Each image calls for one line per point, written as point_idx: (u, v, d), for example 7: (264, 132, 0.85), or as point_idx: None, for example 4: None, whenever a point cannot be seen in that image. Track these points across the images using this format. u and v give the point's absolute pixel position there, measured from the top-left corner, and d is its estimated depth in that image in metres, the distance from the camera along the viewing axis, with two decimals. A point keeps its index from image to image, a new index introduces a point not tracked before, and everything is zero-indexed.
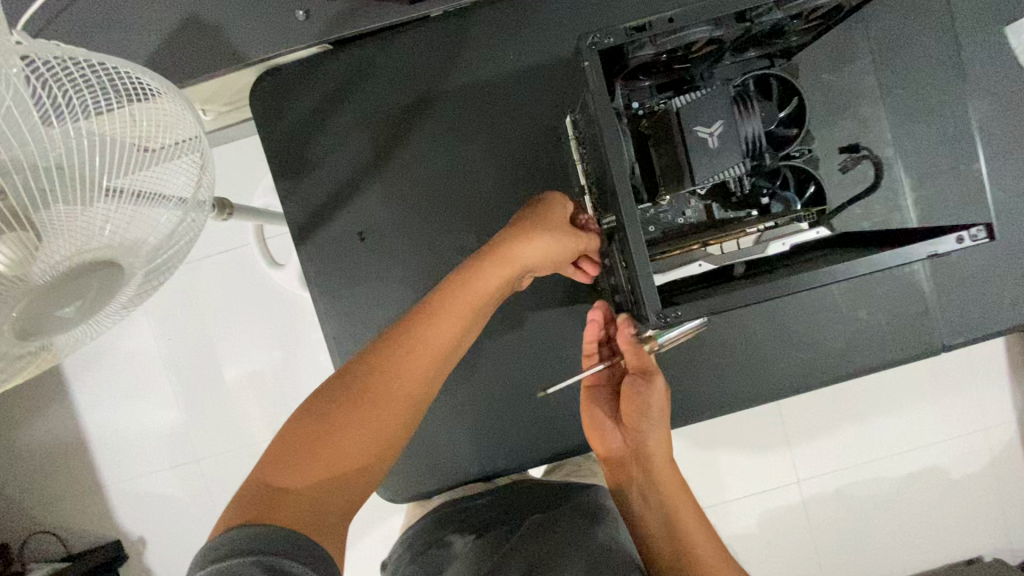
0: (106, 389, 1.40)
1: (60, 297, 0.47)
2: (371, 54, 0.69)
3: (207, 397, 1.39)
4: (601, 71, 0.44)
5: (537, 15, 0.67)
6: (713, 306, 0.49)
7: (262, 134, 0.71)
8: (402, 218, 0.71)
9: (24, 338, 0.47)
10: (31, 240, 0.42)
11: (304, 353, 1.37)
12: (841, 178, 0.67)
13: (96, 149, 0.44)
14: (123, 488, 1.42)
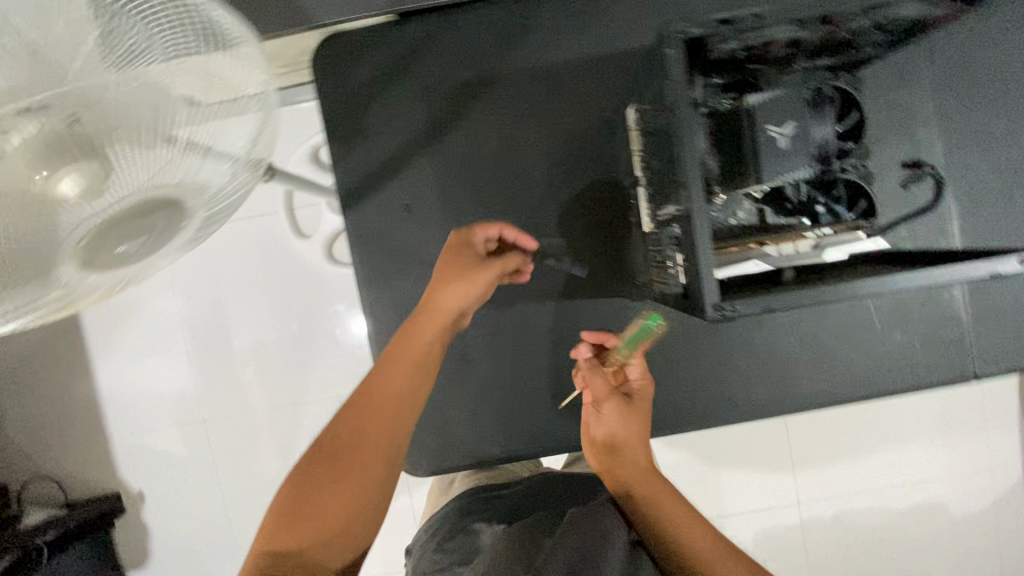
0: (119, 341, 1.40)
1: (128, 231, 0.48)
2: (435, 29, 0.69)
3: (220, 359, 1.39)
4: (682, 61, 0.44)
5: (605, 4, 0.67)
6: (771, 304, 0.48)
7: (320, 97, 0.71)
8: (447, 196, 0.72)
9: (90, 268, 0.49)
10: (99, 171, 0.43)
11: (320, 326, 1.37)
12: (899, 196, 0.65)
13: (151, 96, 0.43)
14: (128, 441, 1.42)
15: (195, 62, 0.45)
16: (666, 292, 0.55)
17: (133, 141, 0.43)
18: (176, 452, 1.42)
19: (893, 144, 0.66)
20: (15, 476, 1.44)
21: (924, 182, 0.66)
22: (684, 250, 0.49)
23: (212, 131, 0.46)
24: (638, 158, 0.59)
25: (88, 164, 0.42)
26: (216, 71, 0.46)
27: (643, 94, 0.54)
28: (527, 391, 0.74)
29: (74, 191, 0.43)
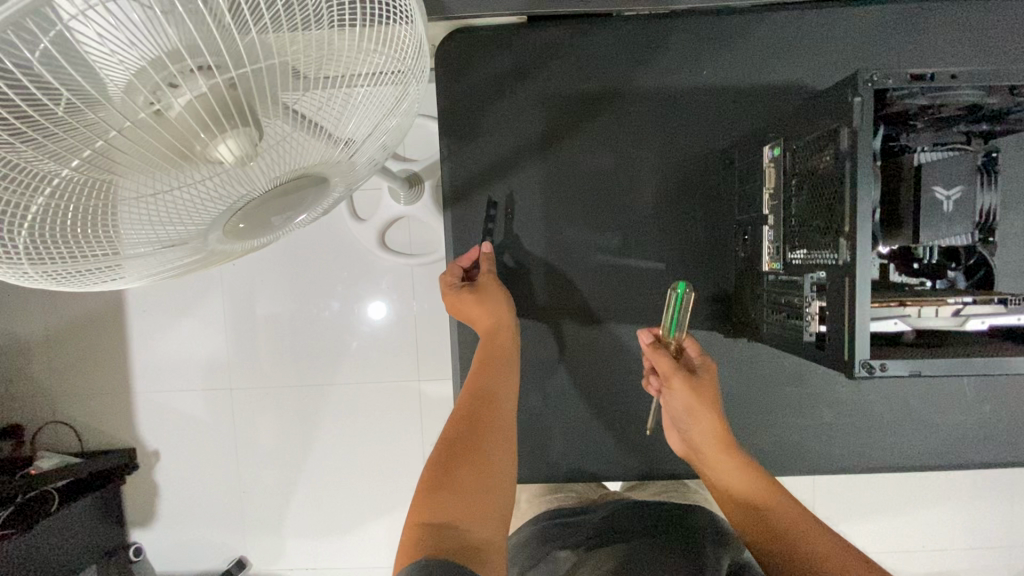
0: (154, 296, 1.36)
1: (271, 200, 0.47)
2: (567, 37, 0.68)
3: (255, 328, 1.36)
4: (869, 109, 0.43)
5: (743, 36, 0.67)
6: (923, 367, 0.45)
7: (438, 87, 0.70)
8: (553, 204, 0.71)
9: (228, 233, 0.48)
10: (253, 132, 0.40)
11: (361, 310, 1.35)
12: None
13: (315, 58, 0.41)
14: (148, 399, 1.39)
15: (355, 35, 0.42)
16: (790, 336, 0.54)
17: (280, 102, 0.41)
18: (197, 417, 1.39)
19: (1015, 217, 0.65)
20: (28, 419, 1.40)
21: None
22: (830, 299, 0.47)
23: (356, 107, 0.46)
24: (768, 197, 0.59)
25: (246, 130, 0.39)
26: (372, 45, 0.44)
27: (794, 135, 0.53)
28: (600, 409, 0.74)
29: (229, 155, 0.40)
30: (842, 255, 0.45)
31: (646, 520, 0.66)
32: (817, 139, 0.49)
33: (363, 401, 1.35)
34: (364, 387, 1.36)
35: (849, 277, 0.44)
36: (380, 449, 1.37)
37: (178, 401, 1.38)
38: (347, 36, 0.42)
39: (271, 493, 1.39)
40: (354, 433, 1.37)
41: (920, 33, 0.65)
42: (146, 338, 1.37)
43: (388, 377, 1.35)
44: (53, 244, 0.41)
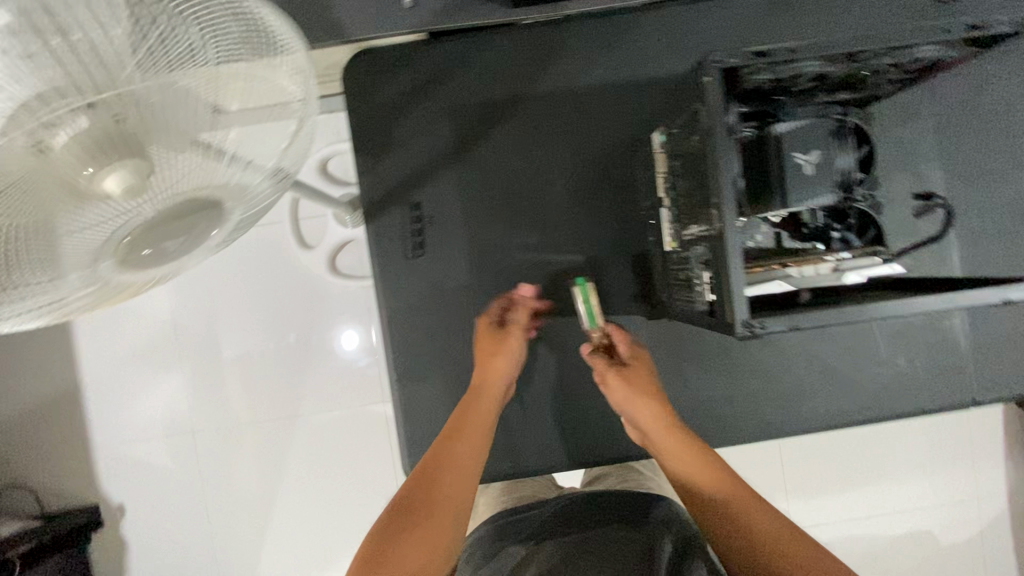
0: (108, 347, 1.34)
1: (165, 228, 0.48)
2: (467, 50, 0.72)
3: (214, 369, 1.34)
4: (720, 88, 0.46)
5: (632, 34, 0.71)
6: (798, 322, 0.48)
7: (349, 108, 0.73)
8: (472, 209, 0.73)
9: (123, 266, 0.48)
10: (144, 164, 0.42)
11: (319, 339, 1.34)
12: (904, 224, 0.70)
13: (199, 97, 0.43)
14: (108, 452, 1.35)
15: (242, 65, 0.45)
16: (690, 310, 0.57)
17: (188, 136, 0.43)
18: (161, 465, 1.35)
19: (898, 178, 0.71)
20: None
21: (934, 211, 0.70)
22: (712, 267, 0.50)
23: (248, 138, 0.46)
24: (664, 181, 0.61)
25: (134, 162, 0.42)
26: (263, 76, 0.46)
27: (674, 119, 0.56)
28: (540, 403, 0.75)
29: (118, 188, 0.42)
30: (716, 225, 0.48)
31: (596, 506, 0.67)
32: (688, 121, 0.52)
33: (328, 429, 1.34)
34: (328, 414, 1.35)
35: (721, 247, 0.47)
36: (350, 475, 1.35)
37: (140, 451, 1.35)
38: (234, 66, 0.44)
39: (245, 534, 1.36)
40: (322, 461, 1.35)
41: (790, 17, 0.69)
42: (103, 391, 1.34)
43: (351, 400, 1.35)
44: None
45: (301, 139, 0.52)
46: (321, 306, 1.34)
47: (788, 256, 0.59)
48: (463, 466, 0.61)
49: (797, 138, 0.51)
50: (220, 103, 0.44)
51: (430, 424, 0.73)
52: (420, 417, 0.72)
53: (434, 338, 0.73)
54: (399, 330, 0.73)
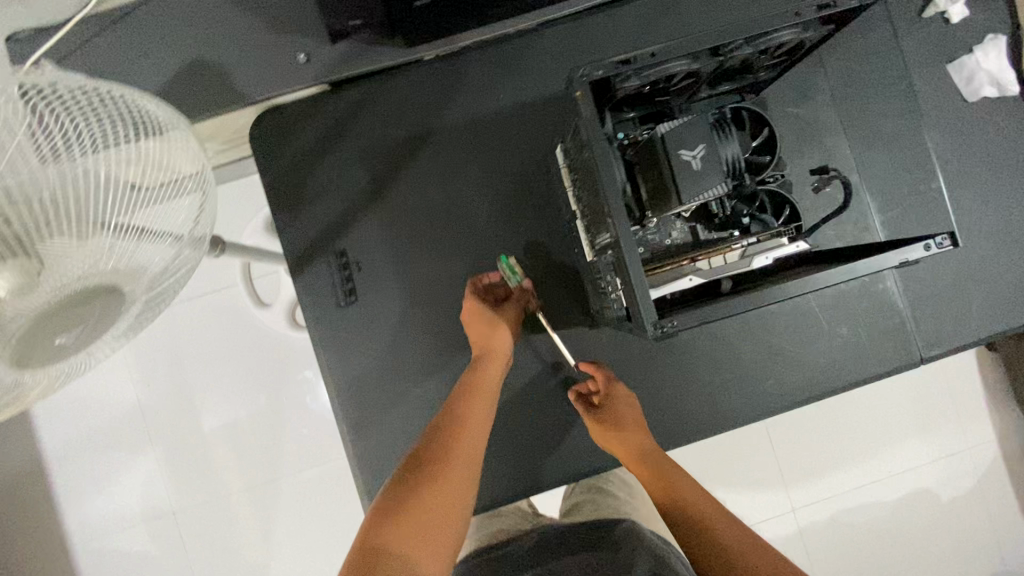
0: (77, 436, 1.29)
1: (60, 321, 0.47)
2: (370, 93, 0.73)
3: (189, 443, 1.30)
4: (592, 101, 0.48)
5: (527, 56, 0.73)
6: (704, 316, 0.53)
7: (262, 170, 0.73)
8: (399, 249, 0.73)
9: (17, 365, 0.47)
10: (34, 266, 0.41)
11: (291, 395, 1.32)
12: (816, 201, 0.72)
13: (83, 185, 0.43)
14: (88, 549, 1.29)
15: (131, 151, 0.47)
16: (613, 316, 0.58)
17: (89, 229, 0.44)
18: (145, 553, 1.30)
19: (802, 159, 0.72)
20: None
21: (837, 189, 0.72)
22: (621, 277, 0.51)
23: (148, 218, 0.48)
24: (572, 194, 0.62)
25: (19, 262, 0.41)
26: (151, 157, 0.49)
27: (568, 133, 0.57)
28: (499, 431, 0.74)
29: (4, 291, 0.41)
30: (614, 233, 0.49)
31: (572, 542, 0.65)
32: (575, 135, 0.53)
33: (305, 491, 1.30)
34: (304, 475, 1.31)
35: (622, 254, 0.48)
36: (338, 532, 1.31)
37: (116, 546, 1.30)
38: (121, 154, 0.46)
39: None
40: (310, 522, 1.30)
41: (669, 23, 0.73)
42: (76, 485, 1.29)
43: (324, 456, 1.33)
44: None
45: (203, 212, 0.55)
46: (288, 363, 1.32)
47: (702, 250, 0.60)
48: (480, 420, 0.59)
49: (675, 137, 0.51)
50: (111, 190, 0.44)
51: (388, 471, 0.71)
52: (377, 465, 0.71)
53: (379, 382, 0.72)
54: (343, 383, 0.72)
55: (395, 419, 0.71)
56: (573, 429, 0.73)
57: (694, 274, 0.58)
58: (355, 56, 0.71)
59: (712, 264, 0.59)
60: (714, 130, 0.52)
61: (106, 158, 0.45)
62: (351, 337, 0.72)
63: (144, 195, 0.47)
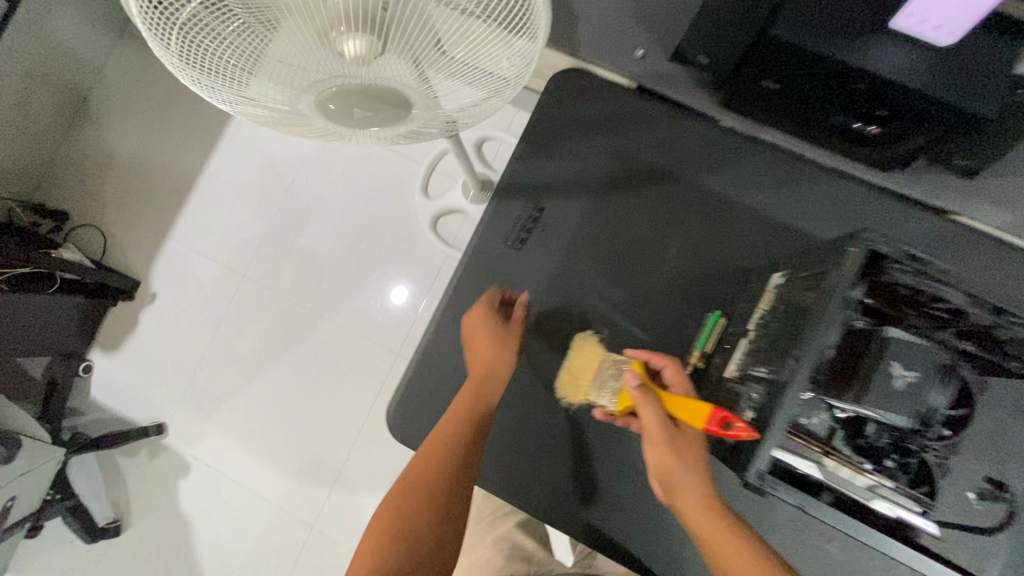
0: (247, 182, 1.59)
1: (360, 85, 0.57)
2: (657, 114, 0.78)
3: (271, 195, 1.58)
4: (846, 287, 0.47)
5: (812, 184, 0.74)
6: (804, 508, 0.47)
7: (539, 106, 0.80)
8: (575, 248, 0.78)
9: (313, 87, 0.57)
10: (380, 43, 0.53)
11: (324, 235, 1.56)
12: (961, 502, 0.60)
13: (452, 20, 0.52)
14: (214, 242, 1.58)
15: (490, 36, 0.54)
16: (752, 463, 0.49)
17: (410, 47, 0.53)
18: (206, 284, 1.57)
19: None
20: (74, 214, 1.60)
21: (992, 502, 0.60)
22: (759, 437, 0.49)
23: (453, 69, 0.57)
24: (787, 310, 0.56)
25: (372, 40, 0.52)
26: (510, 45, 0.56)
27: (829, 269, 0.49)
28: (544, 424, 0.76)
29: (351, 52, 0.53)
30: (775, 394, 0.49)
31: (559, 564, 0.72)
32: (811, 258, 0.57)
33: (308, 289, 1.55)
34: (321, 286, 1.55)
35: (779, 399, 0.48)
36: (332, 400, 1.50)
37: (193, 264, 1.58)
38: (486, 29, 0.54)
39: (221, 379, 1.54)
40: (303, 390, 1.51)
41: (966, 250, 0.72)
42: (265, 175, 1.59)
43: (313, 289, 1.55)
44: (146, 23, 0.51)
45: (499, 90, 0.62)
46: (338, 201, 1.56)
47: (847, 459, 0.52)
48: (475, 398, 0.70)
49: (901, 350, 0.50)
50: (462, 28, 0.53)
51: (447, 378, 0.78)
52: (443, 369, 0.78)
53: (484, 309, 0.78)
54: (451, 308, 0.79)
55: (461, 358, 0.78)
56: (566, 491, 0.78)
57: (819, 465, 0.51)
58: (678, 78, 0.74)
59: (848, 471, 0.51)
60: (939, 367, 0.50)
61: (477, 24, 0.52)
62: (497, 274, 0.78)
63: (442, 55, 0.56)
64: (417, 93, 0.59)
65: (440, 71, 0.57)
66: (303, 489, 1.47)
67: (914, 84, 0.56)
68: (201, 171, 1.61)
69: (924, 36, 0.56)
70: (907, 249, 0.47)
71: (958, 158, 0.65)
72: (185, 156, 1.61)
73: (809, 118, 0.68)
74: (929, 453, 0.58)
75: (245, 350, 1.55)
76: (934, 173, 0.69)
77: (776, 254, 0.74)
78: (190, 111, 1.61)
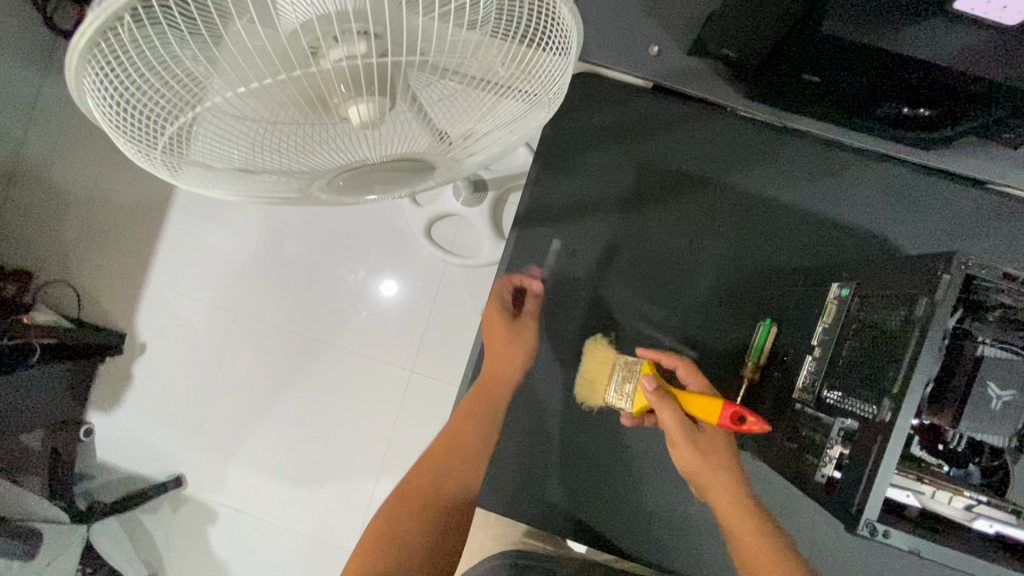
0: (219, 211, 1.48)
1: (369, 148, 0.50)
2: (679, 114, 0.72)
3: (249, 222, 1.48)
4: (946, 318, 0.44)
5: (848, 171, 0.70)
6: (918, 545, 0.46)
7: (549, 120, 0.72)
8: (607, 270, 0.73)
9: (318, 160, 0.50)
10: (389, 99, 0.45)
11: (312, 258, 1.47)
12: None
13: (465, 52, 0.45)
14: (196, 281, 1.49)
15: (509, 59, 0.48)
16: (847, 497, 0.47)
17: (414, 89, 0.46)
18: (196, 326, 1.49)
19: None
20: (39, 269, 1.48)
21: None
22: (854, 474, 0.47)
23: (472, 105, 0.51)
24: (862, 329, 0.53)
25: (381, 100, 0.45)
26: (534, 67, 0.49)
27: (919, 294, 0.46)
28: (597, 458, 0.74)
29: (358, 116, 0.45)
30: (871, 432, 0.47)
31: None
32: (885, 274, 0.53)
33: (305, 316, 1.47)
34: (318, 311, 1.47)
35: (880, 443, 0.45)
36: (350, 427, 1.46)
37: (178, 307, 1.49)
38: (494, 48, 0.46)
39: (230, 423, 1.48)
40: (318, 422, 1.46)
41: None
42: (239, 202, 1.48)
43: (310, 316, 1.47)
44: (112, 122, 0.43)
45: (521, 122, 0.55)
46: (321, 218, 1.47)
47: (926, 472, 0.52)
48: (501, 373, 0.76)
49: (996, 369, 0.47)
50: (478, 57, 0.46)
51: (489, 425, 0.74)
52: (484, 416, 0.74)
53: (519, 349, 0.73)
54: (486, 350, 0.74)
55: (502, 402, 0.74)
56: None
57: (910, 488, 0.50)
58: (699, 73, 0.67)
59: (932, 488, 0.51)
60: None
61: (482, 41, 0.45)
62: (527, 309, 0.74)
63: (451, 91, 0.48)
64: (435, 139, 0.52)
65: (457, 111, 0.51)
66: (336, 518, 1.45)
67: (979, 68, 0.51)
68: (166, 206, 1.49)
69: (987, 16, 0.49)
70: (1003, 270, 0.44)
71: (1009, 134, 0.60)
72: (147, 193, 1.49)
73: (851, 105, 0.63)
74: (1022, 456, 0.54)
75: (249, 390, 1.48)
76: (980, 148, 0.64)
77: (818, 251, 0.70)
78: None
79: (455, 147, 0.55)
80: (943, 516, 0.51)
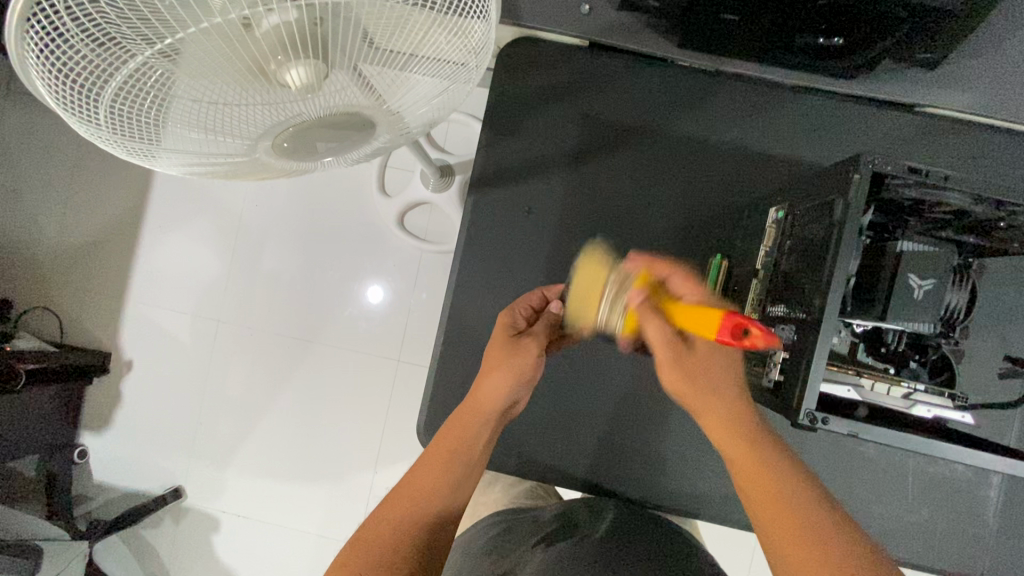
0: (192, 222, 1.49)
1: (311, 113, 0.53)
2: (617, 68, 0.75)
3: (223, 230, 1.49)
4: (860, 213, 0.47)
5: (781, 109, 0.73)
6: (858, 430, 0.50)
7: (495, 86, 0.76)
8: (563, 226, 0.76)
9: (262, 127, 0.52)
10: (323, 64, 0.48)
11: (289, 259, 1.49)
12: (984, 382, 0.63)
13: (391, 17, 0.47)
14: (175, 293, 1.50)
15: (436, 22, 0.50)
16: (789, 394, 0.51)
17: (350, 61, 0.49)
18: (180, 337, 1.50)
19: None
20: (16, 299, 1.48)
21: (1016, 381, 0.62)
22: (795, 372, 0.51)
23: (405, 69, 0.53)
24: (794, 244, 0.57)
25: (315, 64, 0.47)
26: (461, 28, 0.52)
27: (837, 197, 0.50)
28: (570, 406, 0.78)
29: (295, 82, 0.48)
30: (806, 330, 0.50)
31: (646, 539, 0.69)
32: (810, 189, 0.57)
33: (287, 316, 1.49)
34: (299, 310, 1.49)
35: (813, 338, 0.48)
36: (341, 422, 1.47)
37: (160, 320, 1.50)
38: (419, 16, 0.48)
39: (223, 430, 1.49)
40: (310, 419, 1.48)
41: (948, 140, 0.71)
42: (211, 212, 1.49)
43: (292, 316, 1.49)
44: (56, 97, 0.45)
45: (456, 83, 0.58)
46: (295, 219, 1.48)
47: (867, 370, 0.55)
48: (500, 361, 0.65)
49: (915, 261, 0.51)
50: (405, 22, 0.48)
51: (464, 386, 0.76)
52: (459, 378, 0.77)
53: (486, 309, 0.76)
54: (456, 316, 0.77)
55: (475, 362, 0.76)
56: (608, 466, 0.79)
57: (854, 385, 0.54)
58: (630, 26, 0.70)
59: (873, 384, 0.55)
60: (949, 272, 0.52)
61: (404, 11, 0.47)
62: (491, 269, 0.76)
63: (386, 54, 0.51)
64: (372, 104, 0.55)
65: (391, 75, 0.53)
66: (337, 514, 1.47)
67: None
68: (140, 223, 1.50)
69: None
70: (906, 165, 0.48)
71: (922, 53, 0.64)
72: (118, 211, 1.49)
73: (773, 42, 0.66)
74: (946, 346, 0.59)
75: (239, 395, 1.49)
76: (898, 71, 0.68)
77: (760, 186, 0.74)
78: (108, 161, 1.48)
79: (394, 107, 0.57)
80: (881, 407, 0.55)
